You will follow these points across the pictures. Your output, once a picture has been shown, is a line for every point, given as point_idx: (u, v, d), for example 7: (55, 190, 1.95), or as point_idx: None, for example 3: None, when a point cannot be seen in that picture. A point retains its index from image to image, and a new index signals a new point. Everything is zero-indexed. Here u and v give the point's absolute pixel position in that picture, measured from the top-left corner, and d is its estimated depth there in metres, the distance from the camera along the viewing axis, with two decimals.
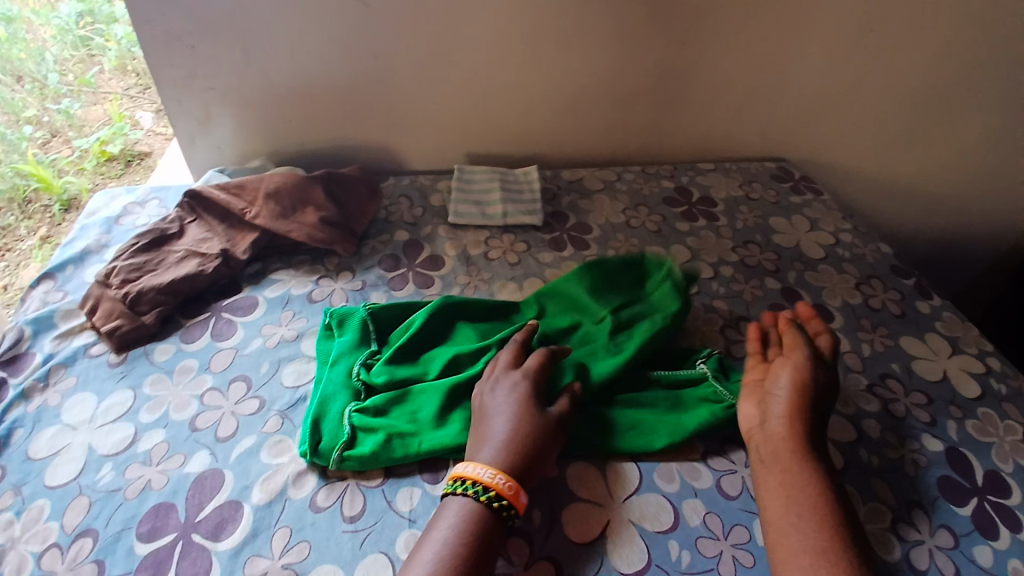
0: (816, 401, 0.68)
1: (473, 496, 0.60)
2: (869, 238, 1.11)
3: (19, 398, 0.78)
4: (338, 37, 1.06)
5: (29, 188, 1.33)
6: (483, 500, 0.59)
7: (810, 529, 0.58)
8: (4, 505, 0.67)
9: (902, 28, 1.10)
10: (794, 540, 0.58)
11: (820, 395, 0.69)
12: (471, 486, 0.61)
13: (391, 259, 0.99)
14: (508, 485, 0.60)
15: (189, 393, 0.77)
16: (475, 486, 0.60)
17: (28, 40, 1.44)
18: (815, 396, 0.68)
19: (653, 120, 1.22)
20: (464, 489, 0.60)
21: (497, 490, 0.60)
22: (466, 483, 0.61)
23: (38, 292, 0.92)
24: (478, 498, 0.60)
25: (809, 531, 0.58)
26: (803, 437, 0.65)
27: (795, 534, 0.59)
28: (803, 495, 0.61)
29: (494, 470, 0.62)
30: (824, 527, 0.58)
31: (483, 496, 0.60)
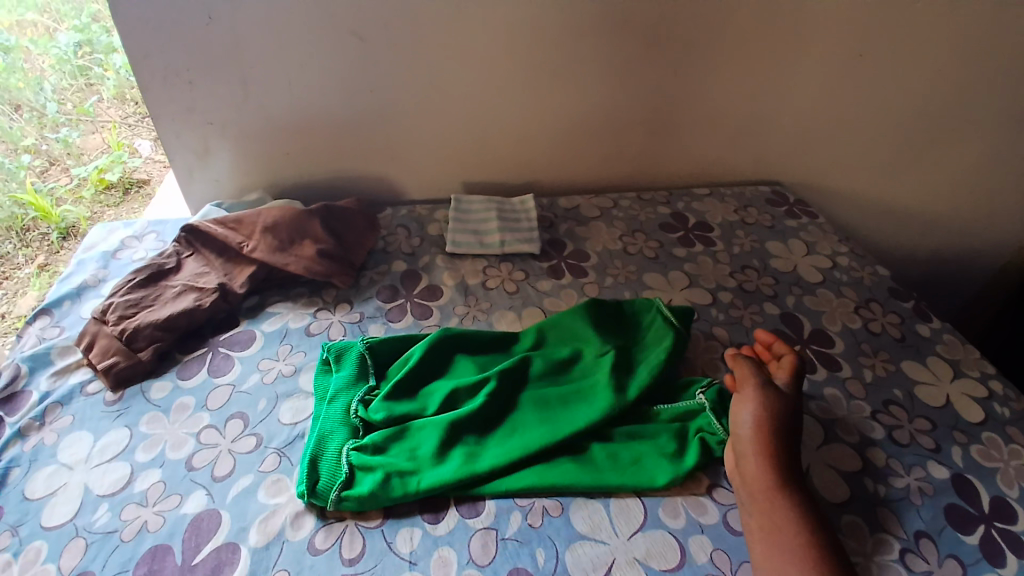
0: (780, 431, 0.69)
1: None
2: (866, 261, 1.11)
3: (16, 435, 0.77)
4: (336, 70, 1.07)
5: (27, 217, 1.35)
6: None
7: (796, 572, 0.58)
8: (3, 545, 0.65)
9: (890, 54, 1.12)
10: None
11: (782, 425, 0.69)
12: None
13: (389, 290, 0.99)
14: None
15: (186, 431, 0.76)
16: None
17: (26, 69, 1.37)
18: (779, 426, 0.69)
19: (648, 147, 1.23)
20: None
21: None
22: None
23: (35, 328, 0.92)
24: None
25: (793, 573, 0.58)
26: (774, 473, 0.65)
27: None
28: (784, 536, 0.61)
29: None
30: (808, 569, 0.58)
31: None
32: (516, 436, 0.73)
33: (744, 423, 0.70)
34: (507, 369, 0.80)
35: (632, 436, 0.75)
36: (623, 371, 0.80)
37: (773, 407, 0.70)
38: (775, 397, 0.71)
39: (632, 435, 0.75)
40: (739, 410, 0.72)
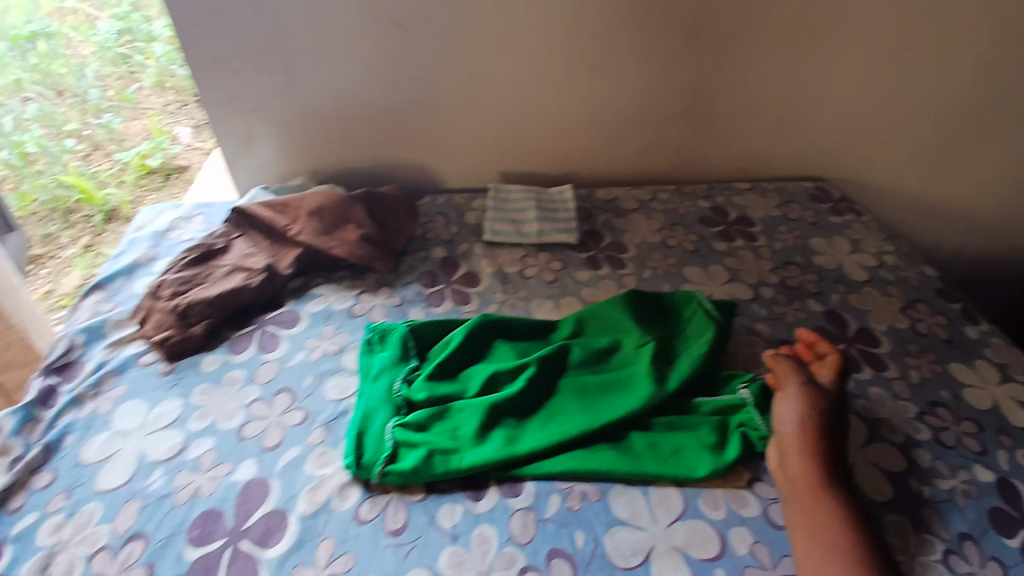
0: (825, 429, 0.68)
1: None
2: (913, 260, 1.08)
3: (72, 403, 0.80)
4: (376, 60, 1.09)
5: (72, 199, 1.49)
6: None
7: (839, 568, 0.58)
8: (55, 508, 0.69)
9: (943, 48, 1.08)
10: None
11: (827, 424, 0.68)
12: None
13: (428, 276, 1.00)
14: None
15: (236, 403, 0.79)
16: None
17: (68, 56, 1.57)
18: (824, 424, 0.68)
19: (687, 140, 1.22)
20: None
21: None
22: None
23: (89, 302, 0.96)
24: None
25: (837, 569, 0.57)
26: (820, 471, 0.64)
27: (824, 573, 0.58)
28: (829, 533, 0.60)
29: None
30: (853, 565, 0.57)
31: None
32: (556, 422, 0.74)
33: (788, 421, 0.69)
34: (547, 355, 0.80)
35: (672, 426, 0.75)
36: (663, 362, 0.79)
37: (818, 405, 0.69)
38: (820, 395, 0.70)
39: (672, 424, 0.75)
40: (781, 407, 0.71)
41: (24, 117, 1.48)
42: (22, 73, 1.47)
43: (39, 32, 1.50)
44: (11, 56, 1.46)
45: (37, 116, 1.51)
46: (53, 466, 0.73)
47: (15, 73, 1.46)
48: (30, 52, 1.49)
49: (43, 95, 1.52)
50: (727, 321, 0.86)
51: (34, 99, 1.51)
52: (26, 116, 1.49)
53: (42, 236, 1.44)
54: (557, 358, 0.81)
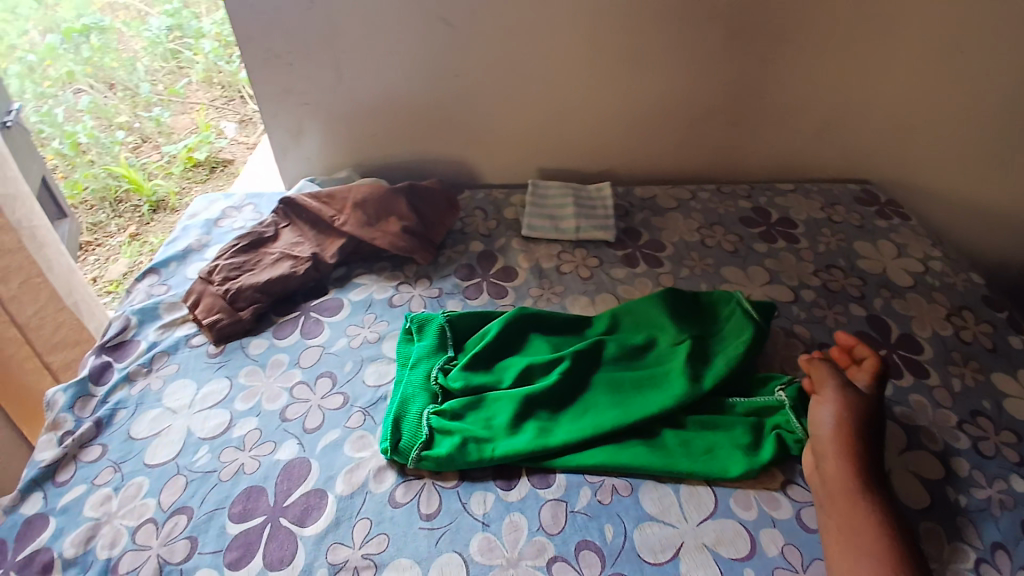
0: (864, 433, 0.66)
1: None
2: (961, 267, 1.05)
3: (124, 380, 0.85)
4: (421, 56, 1.11)
5: (121, 188, 1.55)
6: None
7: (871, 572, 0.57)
8: (105, 479, 0.73)
9: (1002, 49, 1.04)
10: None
11: (865, 427, 0.67)
12: None
13: (466, 269, 1.02)
14: None
15: (280, 385, 0.82)
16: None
17: (119, 50, 1.77)
18: (863, 428, 0.67)
19: (729, 139, 1.20)
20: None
21: None
22: None
23: (144, 284, 1.01)
24: None
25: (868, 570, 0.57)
26: (857, 475, 0.63)
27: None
28: (863, 537, 0.59)
29: None
30: (886, 570, 0.57)
31: None
32: (589, 416, 0.75)
33: (824, 423, 0.68)
34: (582, 350, 0.81)
35: (704, 424, 0.74)
36: (699, 361, 0.79)
37: (856, 408, 0.68)
38: (859, 399, 0.69)
39: (705, 424, 0.74)
40: (818, 410, 0.70)
41: (77, 108, 1.66)
42: (74, 65, 1.70)
43: (91, 27, 1.75)
44: (65, 49, 1.71)
45: (89, 108, 1.67)
46: (104, 441, 0.78)
47: (67, 65, 1.69)
48: (81, 44, 1.73)
49: (95, 87, 1.71)
50: (765, 321, 0.85)
51: (88, 90, 1.71)
52: (79, 107, 1.67)
53: (91, 224, 1.53)
54: (589, 353, 0.81)
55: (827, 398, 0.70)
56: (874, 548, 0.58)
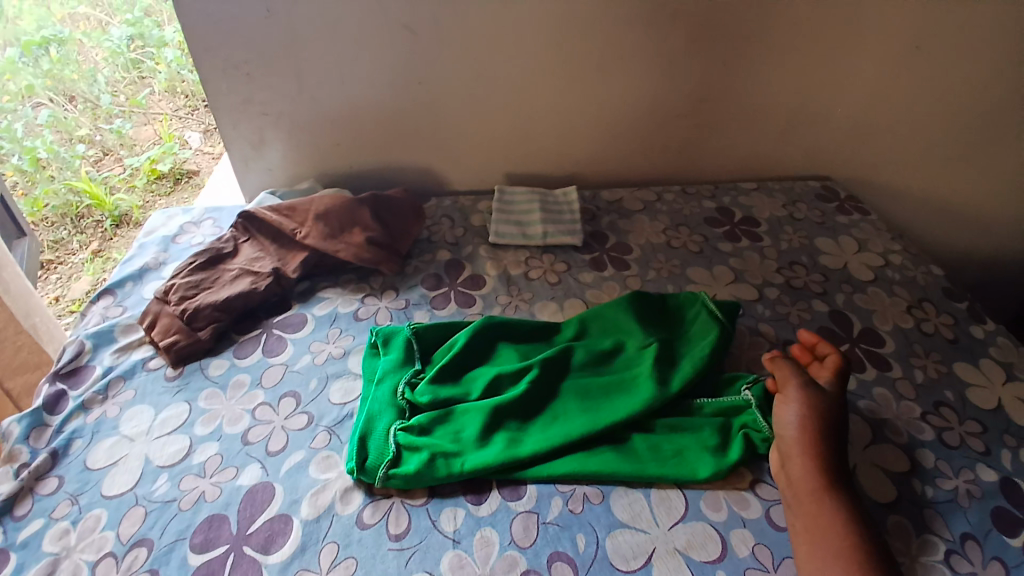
0: (828, 432, 0.67)
1: None
2: (920, 260, 1.08)
3: (79, 408, 0.82)
4: (386, 65, 1.10)
5: (82, 204, 1.49)
6: None
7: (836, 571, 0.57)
8: (61, 513, 0.70)
9: (953, 47, 1.07)
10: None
11: (829, 426, 0.68)
12: None
13: (433, 278, 1.01)
14: None
15: (241, 407, 0.80)
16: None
17: (80, 61, 1.64)
18: (826, 426, 0.68)
19: (694, 140, 1.22)
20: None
21: None
22: None
23: (99, 306, 0.97)
24: None
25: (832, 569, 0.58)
26: (822, 474, 0.64)
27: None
28: (829, 536, 0.60)
29: None
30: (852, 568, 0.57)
31: None
32: (559, 424, 0.74)
33: (789, 424, 0.69)
34: (550, 358, 0.80)
35: (672, 427, 0.75)
36: (666, 364, 0.79)
37: (819, 407, 0.69)
38: (820, 397, 0.70)
39: (673, 427, 0.74)
40: (782, 410, 0.71)
41: (36, 122, 1.54)
42: (34, 79, 1.54)
43: (50, 37, 1.57)
44: (23, 63, 1.52)
45: (49, 122, 1.56)
46: (60, 472, 0.74)
47: (27, 79, 1.52)
48: (42, 58, 1.55)
49: (55, 100, 1.59)
50: (730, 320, 0.86)
51: (47, 104, 1.57)
52: (39, 121, 1.54)
53: (52, 242, 1.44)
54: (557, 360, 0.81)
55: (791, 397, 0.71)
56: (838, 547, 0.59)
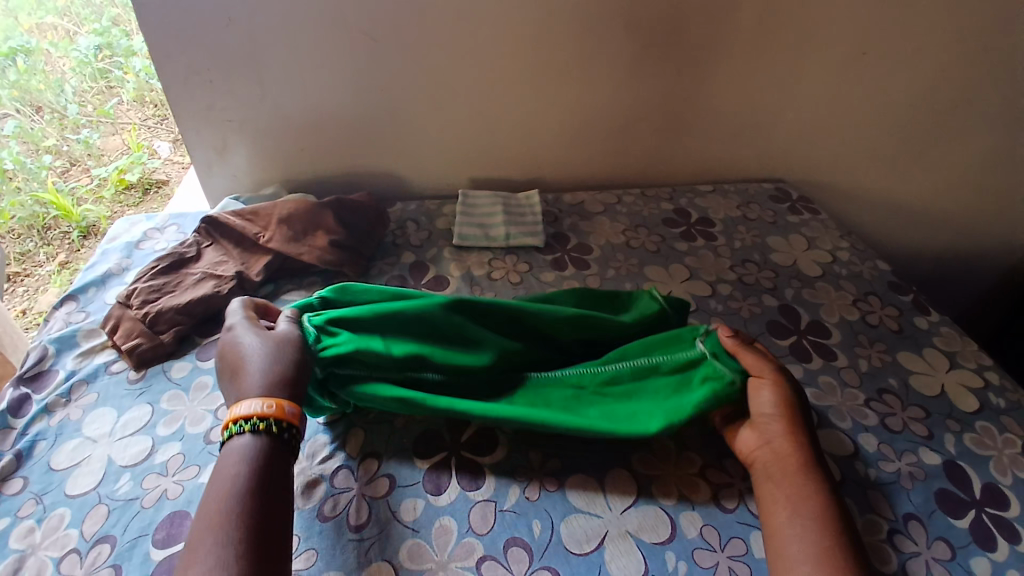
0: (798, 413, 0.70)
1: (250, 429, 0.62)
2: (867, 255, 1.13)
3: (42, 411, 0.81)
4: (349, 74, 1.12)
5: (49, 215, 1.48)
6: (258, 427, 0.62)
7: (820, 547, 0.58)
8: (26, 512, 0.70)
9: (893, 54, 1.13)
10: (795, 552, 0.59)
11: (798, 412, 0.70)
12: (243, 424, 0.62)
13: (397, 280, 1.03)
14: (276, 405, 0.64)
15: (204, 408, 0.81)
16: (260, 420, 0.62)
17: (47, 71, 1.55)
18: (797, 409, 0.70)
19: (653, 145, 1.26)
20: (256, 425, 0.62)
21: (260, 414, 0.63)
22: (237, 425, 0.62)
23: (62, 313, 0.97)
24: (255, 428, 0.62)
25: (813, 543, 0.59)
26: (796, 457, 0.66)
27: (800, 543, 0.59)
28: (804, 505, 0.62)
29: (255, 401, 0.64)
30: (823, 534, 0.59)
31: (260, 426, 0.62)
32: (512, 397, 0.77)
33: (764, 405, 0.71)
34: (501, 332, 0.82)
35: (628, 391, 0.78)
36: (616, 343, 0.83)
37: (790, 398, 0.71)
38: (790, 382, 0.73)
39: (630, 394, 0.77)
40: (756, 392, 0.72)
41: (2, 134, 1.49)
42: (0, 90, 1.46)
43: (18, 48, 1.47)
44: None
45: (15, 133, 1.51)
46: (23, 473, 0.74)
47: None
48: (8, 68, 1.46)
49: (21, 112, 1.52)
50: (681, 317, 0.87)
51: (13, 115, 1.51)
52: (5, 132, 1.49)
53: (18, 253, 1.46)
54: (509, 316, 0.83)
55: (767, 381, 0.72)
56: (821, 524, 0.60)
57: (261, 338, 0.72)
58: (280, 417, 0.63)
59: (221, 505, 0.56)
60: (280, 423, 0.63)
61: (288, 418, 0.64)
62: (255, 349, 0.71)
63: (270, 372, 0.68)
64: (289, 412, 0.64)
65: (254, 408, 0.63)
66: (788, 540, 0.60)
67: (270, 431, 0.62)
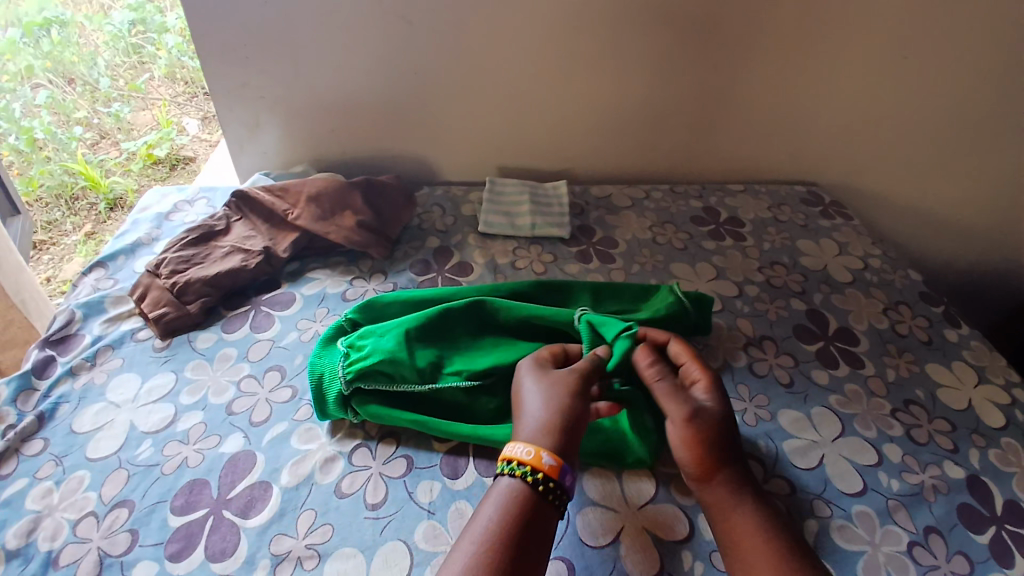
0: (717, 439, 0.66)
1: (519, 476, 0.59)
2: (899, 264, 1.10)
3: (67, 374, 0.83)
4: (381, 54, 1.11)
5: (77, 185, 1.50)
6: (528, 480, 0.59)
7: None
8: (45, 473, 0.71)
9: (937, 57, 1.10)
10: None
11: (722, 442, 0.66)
12: (516, 467, 0.60)
13: (421, 264, 1.03)
14: (550, 462, 0.60)
15: (226, 379, 0.82)
16: (531, 470, 0.59)
17: (80, 44, 1.63)
18: (715, 434, 0.66)
19: (684, 141, 1.24)
20: (529, 475, 0.59)
21: (534, 467, 0.59)
22: (512, 464, 0.60)
23: (90, 279, 0.98)
24: (524, 479, 0.59)
25: None
26: (731, 493, 0.63)
27: None
28: (749, 542, 0.59)
29: (534, 449, 0.61)
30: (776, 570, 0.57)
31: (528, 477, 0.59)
32: None
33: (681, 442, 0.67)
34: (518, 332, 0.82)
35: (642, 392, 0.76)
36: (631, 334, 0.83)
37: (705, 433, 0.66)
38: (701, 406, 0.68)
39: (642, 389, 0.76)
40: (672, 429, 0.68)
41: (35, 103, 1.53)
42: (34, 60, 1.53)
43: (53, 19, 1.57)
44: (24, 43, 1.52)
45: (47, 103, 1.55)
46: (46, 435, 0.76)
47: (28, 59, 1.52)
48: (42, 39, 1.55)
49: (53, 82, 1.58)
50: (699, 313, 0.89)
51: (46, 86, 1.57)
52: (37, 102, 1.53)
53: (45, 222, 1.48)
54: (524, 317, 0.82)
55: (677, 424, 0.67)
56: (771, 562, 0.57)
57: (546, 386, 0.68)
58: (553, 476, 0.59)
59: (477, 533, 0.55)
60: (552, 484, 0.59)
61: (562, 480, 0.59)
62: (538, 401, 0.67)
63: (546, 416, 0.65)
64: (564, 474, 0.60)
65: (529, 453, 0.60)
66: None
67: (536, 486, 0.59)
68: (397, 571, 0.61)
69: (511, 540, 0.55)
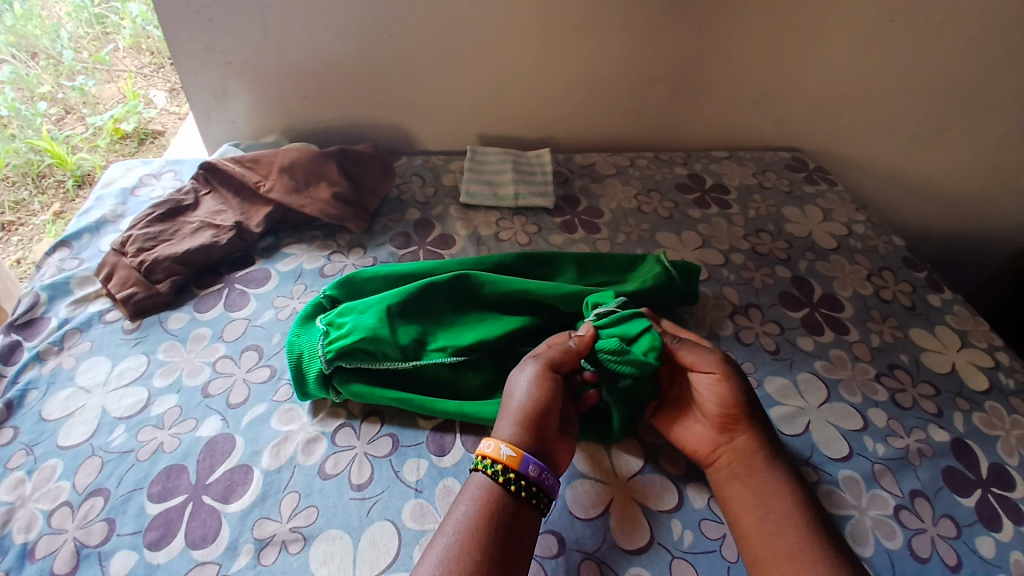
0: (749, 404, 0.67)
1: (491, 475, 0.59)
2: (883, 230, 1.10)
3: (34, 359, 0.79)
4: (353, 16, 1.05)
5: (43, 163, 1.42)
6: (500, 481, 0.58)
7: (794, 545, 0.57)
8: (16, 463, 0.68)
9: (926, 19, 1.07)
10: (776, 550, 0.57)
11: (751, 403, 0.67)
12: (489, 465, 0.59)
13: (402, 237, 1.00)
14: (524, 463, 0.59)
15: (201, 360, 0.79)
16: (503, 469, 0.58)
17: (43, 16, 1.49)
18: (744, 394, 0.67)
19: (670, 106, 1.21)
20: (488, 469, 0.59)
21: (508, 466, 0.58)
22: (486, 461, 0.60)
23: (55, 259, 0.94)
24: (496, 478, 0.58)
25: (788, 540, 0.58)
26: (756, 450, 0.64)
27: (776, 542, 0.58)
28: (774, 500, 0.61)
29: (514, 448, 0.60)
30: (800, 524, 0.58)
31: (501, 477, 0.58)
32: None
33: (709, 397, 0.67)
34: (503, 306, 0.80)
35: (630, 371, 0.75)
36: None
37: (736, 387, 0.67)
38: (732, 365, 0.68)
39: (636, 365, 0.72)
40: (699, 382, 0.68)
41: None
42: None
43: None
44: None
45: (11, 78, 1.44)
46: (15, 422, 0.73)
47: None
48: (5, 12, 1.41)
49: (16, 57, 1.46)
50: (685, 283, 0.88)
51: (9, 61, 1.45)
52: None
53: (12, 202, 1.41)
54: (510, 291, 0.79)
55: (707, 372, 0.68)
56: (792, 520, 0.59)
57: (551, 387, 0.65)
58: (513, 466, 0.58)
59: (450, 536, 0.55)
60: (514, 476, 0.58)
61: (523, 470, 0.58)
62: (533, 397, 0.64)
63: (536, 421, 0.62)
64: (526, 464, 0.59)
65: (505, 453, 0.59)
66: (767, 537, 0.59)
67: (507, 486, 0.58)
68: (385, 552, 0.59)
69: (485, 537, 0.54)
